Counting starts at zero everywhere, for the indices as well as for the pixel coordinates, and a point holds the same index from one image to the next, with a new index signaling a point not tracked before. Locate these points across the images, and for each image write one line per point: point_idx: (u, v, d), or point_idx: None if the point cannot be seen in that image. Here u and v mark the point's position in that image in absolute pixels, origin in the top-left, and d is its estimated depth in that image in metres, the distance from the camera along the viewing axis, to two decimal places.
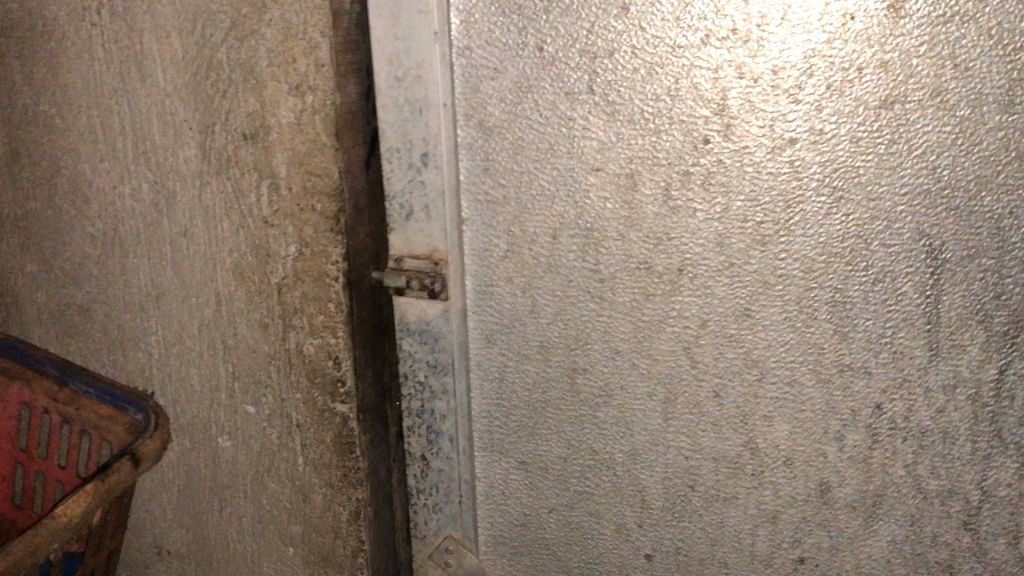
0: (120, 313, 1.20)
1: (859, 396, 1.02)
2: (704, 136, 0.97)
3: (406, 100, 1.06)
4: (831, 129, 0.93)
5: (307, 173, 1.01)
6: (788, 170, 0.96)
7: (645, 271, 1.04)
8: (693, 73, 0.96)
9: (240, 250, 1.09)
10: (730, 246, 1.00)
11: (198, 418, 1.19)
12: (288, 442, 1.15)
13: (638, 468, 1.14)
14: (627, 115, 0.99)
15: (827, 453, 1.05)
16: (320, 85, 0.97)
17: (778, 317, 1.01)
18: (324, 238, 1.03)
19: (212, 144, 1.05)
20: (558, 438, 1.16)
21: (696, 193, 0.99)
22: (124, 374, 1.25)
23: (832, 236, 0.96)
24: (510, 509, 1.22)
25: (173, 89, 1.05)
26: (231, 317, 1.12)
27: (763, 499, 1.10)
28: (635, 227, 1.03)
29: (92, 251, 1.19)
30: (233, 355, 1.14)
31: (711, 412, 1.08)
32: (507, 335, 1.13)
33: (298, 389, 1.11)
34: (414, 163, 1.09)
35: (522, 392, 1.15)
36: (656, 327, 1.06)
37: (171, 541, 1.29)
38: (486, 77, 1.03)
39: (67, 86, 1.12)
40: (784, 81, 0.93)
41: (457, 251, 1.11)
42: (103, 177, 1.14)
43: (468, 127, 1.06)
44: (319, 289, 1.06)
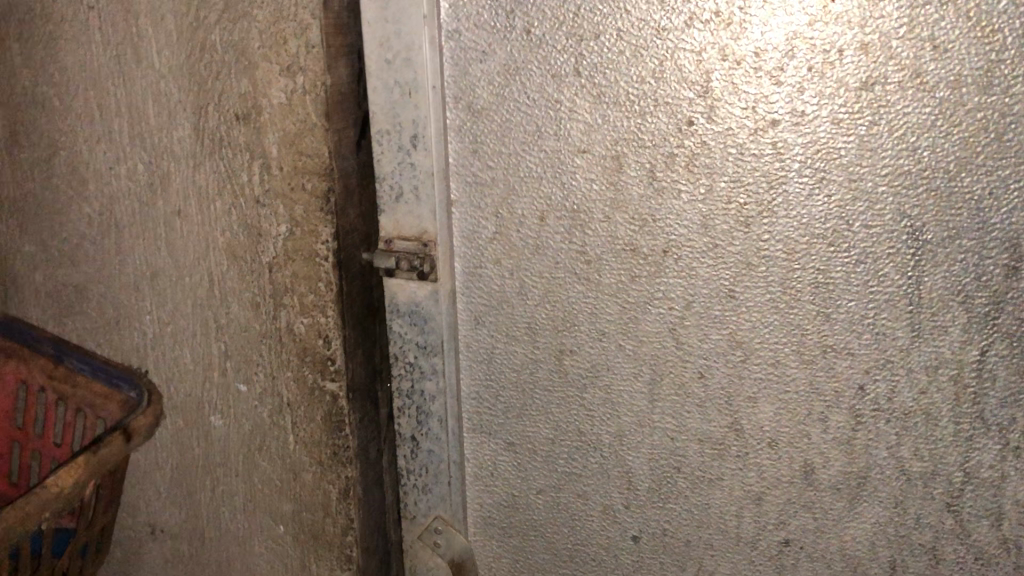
0: (116, 293, 1.22)
1: (842, 376, 1.03)
2: (688, 118, 0.99)
3: (396, 82, 1.08)
4: (813, 110, 0.95)
5: (297, 153, 1.03)
6: (771, 152, 0.97)
7: (630, 252, 1.06)
8: (677, 56, 0.97)
9: (232, 230, 1.10)
10: (714, 228, 1.02)
11: (191, 397, 1.21)
12: (279, 421, 1.16)
13: (625, 449, 1.15)
14: (613, 97, 1.01)
15: (812, 433, 1.07)
16: (311, 66, 0.99)
17: (761, 298, 1.03)
18: (315, 217, 1.05)
19: (206, 124, 1.07)
20: (546, 420, 1.17)
21: (680, 174, 1.01)
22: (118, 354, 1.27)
23: (815, 217, 0.98)
24: (499, 491, 1.23)
25: (168, 71, 1.07)
26: (224, 297, 1.14)
27: (748, 481, 1.11)
28: (621, 209, 1.04)
29: (89, 232, 1.21)
30: (225, 334, 1.16)
31: (696, 393, 1.09)
32: (495, 317, 1.14)
33: (289, 368, 1.13)
34: (404, 145, 1.10)
35: (511, 373, 1.16)
36: (641, 309, 1.07)
37: (164, 520, 1.30)
38: (475, 60, 1.05)
39: (65, 68, 1.14)
40: (766, 62, 0.95)
41: (446, 232, 1.12)
42: (100, 158, 1.16)
43: (458, 110, 1.08)
44: (309, 268, 1.07)
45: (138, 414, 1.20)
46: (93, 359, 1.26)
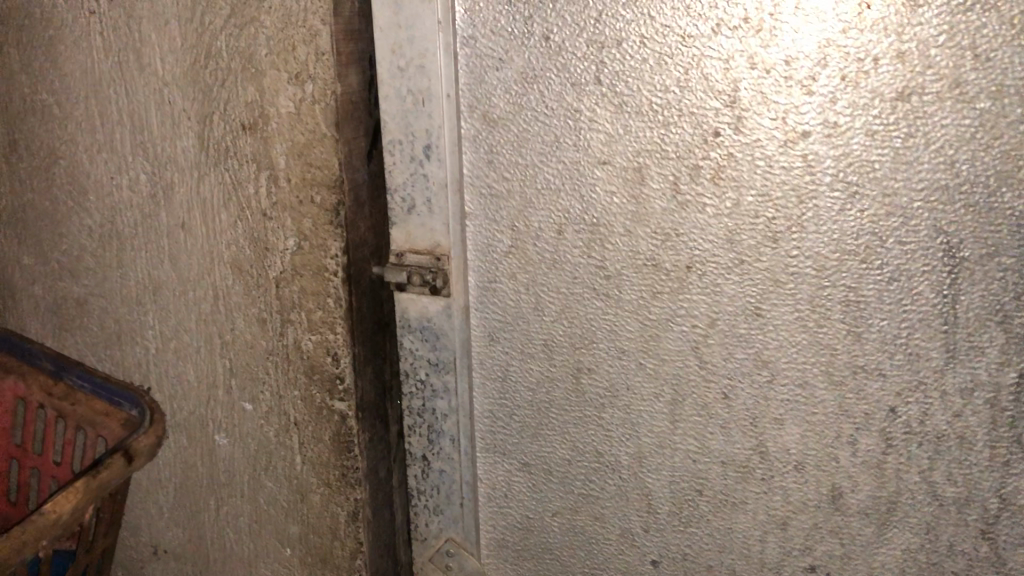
0: (118, 307, 1.18)
1: (873, 398, 0.99)
2: (714, 129, 0.95)
3: (408, 90, 1.04)
4: (847, 122, 0.90)
5: (306, 164, 0.99)
6: (801, 164, 0.93)
7: (652, 268, 1.01)
8: (703, 64, 0.93)
9: (238, 243, 1.06)
10: (741, 243, 0.97)
11: (194, 415, 1.17)
12: (286, 441, 1.12)
13: (644, 471, 1.10)
14: (635, 107, 0.97)
15: (840, 457, 1.02)
16: (321, 74, 0.95)
17: (789, 316, 0.99)
18: (324, 231, 1.00)
19: (210, 133, 1.03)
20: (562, 440, 1.12)
21: (706, 186, 0.97)
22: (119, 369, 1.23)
23: (846, 233, 0.94)
24: (513, 512, 1.19)
25: (172, 78, 1.03)
26: (229, 312, 1.10)
27: (773, 504, 1.07)
28: (643, 223, 1.00)
29: (89, 243, 1.17)
30: (230, 350, 1.12)
31: (720, 414, 1.05)
32: (510, 333, 1.10)
33: (296, 386, 1.09)
34: (417, 155, 1.06)
35: (526, 391, 1.12)
36: (663, 326, 1.03)
37: (167, 539, 1.27)
38: (491, 67, 1.00)
39: (65, 74, 1.11)
40: (797, 71, 0.90)
41: (460, 246, 1.08)
42: (101, 168, 1.13)
43: (473, 119, 1.03)
44: (318, 283, 1.03)
45: (138, 434, 1.15)
46: (93, 375, 1.22)
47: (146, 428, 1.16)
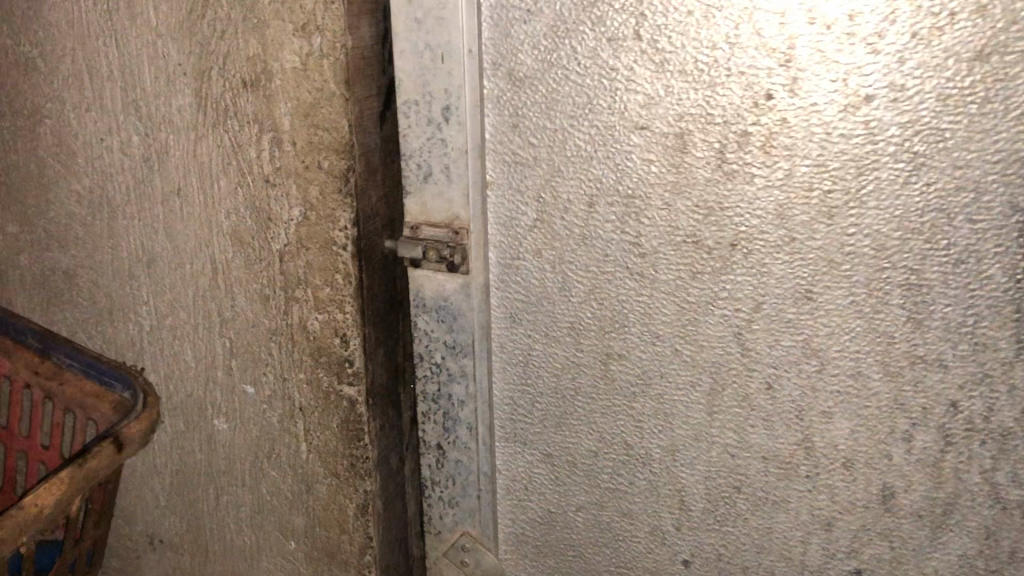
0: (110, 280, 1.10)
1: (932, 392, 0.90)
2: (766, 91, 0.85)
3: (426, 45, 0.94)
4: (916, 85, 0.81)
5: (313, 126, 0.90)
6: (862, 132, 0.83)
7: (692, 245, 0.92)
8: (755, 18, 0.83)
9: (239, 213, 0.98)
10: (793, 218, 0.88)
11: (192, 398, 1.09)
12: (290, 427, 1.04)
13: (678, 466, 1.02)
14: (679, 65, 0.87)
15: (893, 454, 0.94)
16: (329, 25, 0.85)
17: (843, 300, 0.90)
18: (332, 200, 0.91)
19: (208, 91, 0.94)
20: (588, 430, 1.04)
21: (755, 155, 0.87)
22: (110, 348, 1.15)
23: (910, 209, 0.84)
24: (534, 506, 1.11)
25: (166, 29, 0.94)
26: (229, 288, 1.02)
27: (817, 504, 0.98)
28: (683, 194, 0.91)
29: (78, 211, 1.09)
30: (230, 329, 1.03)
31: (762, 405, 0.96)
32: (534, 315, 1.01)
33: (301, 369, 1.00)
34: (434, 118, 0.97)
35: (549, 378, 1.03)
36: (703, 310, 0.94)
37: (164, 528, 1.19)
38: (519, 20, 0.90)
39: (49, 25, 1.01)
40: (861, 28, 0.81)
41: (480, 220, 0.99)
42: (90, 129, 1.04)
43: (497, 78, 0.93)
44: (325, 258, 0.94)
45: (130, 420, 1.04)
46: (82, 355, 1.13)
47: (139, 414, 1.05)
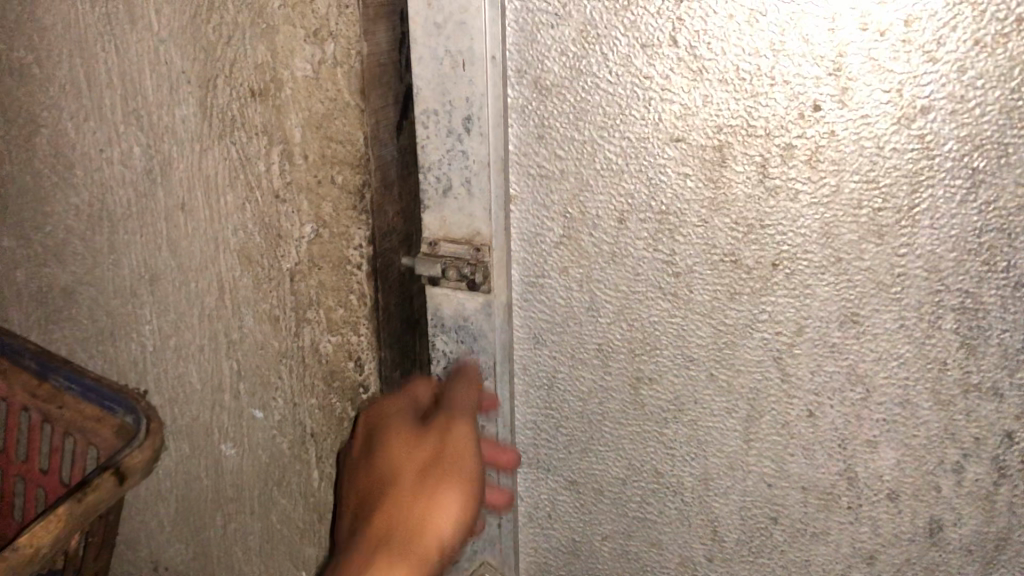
0: (111, 297, 1.05)
1: (986, 422, 0.84)
2: (813, 102, 0.79)
3: (446, 50, 0.87)
4: (978, 96, 0.74)
5: (326, 138, 0.84)
6: (917, 146, 0.77)
7: (730, 263, 0.86)
8: (802, 22, 0.77)
9: (246, 230, 0.92)
10: (840, 238, 0.82)
11: (198, 421, 1.04)
12: (301, 454, 0.99)
13: (710, 495, 0.96)
14: (718, 72, 0.81)
15: (942, 486, 0.88)
16: (343, 31, 0.80)
17: (892, 324, 0.84)
18: (346, 217, 0.86)
19: (213, 100, 0.88)
20: (616, 457, 0.98)
21: (800, 171, 0.81)
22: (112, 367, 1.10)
23: (968, 229, 0.78)
24: (557, 535, 1.05)
25: (169, 35, 0.88)
26: (236, 308, 0.96)
27: (859, 536, 0.93)
28: (721, 211, 0.85)
29: (78, 225, 1.03)
30: (238, 351, 0.98)
31: (802, 433, 0.90)
32: (560, 336, 0.96)
33: (313, 394, 0.95)
34: (454, 129, 0.90)
35: (575, 402, 0.98)
36: (741, 333, 0.88)
37: (170, 553, 1.14)
38: (546, 24, 0.85)
39: (45, 29, 0.96)
40: (918, 34, 0.74)
41: (503, 236, 0.93)
42: (89, 139, 0.98)
43: (522, 86, 0.88)
44: (339, 279, 0.89)
45: (133, 448, 1.00)
46: (82, 377, 1.09)
47: (143, 441, 1.01)
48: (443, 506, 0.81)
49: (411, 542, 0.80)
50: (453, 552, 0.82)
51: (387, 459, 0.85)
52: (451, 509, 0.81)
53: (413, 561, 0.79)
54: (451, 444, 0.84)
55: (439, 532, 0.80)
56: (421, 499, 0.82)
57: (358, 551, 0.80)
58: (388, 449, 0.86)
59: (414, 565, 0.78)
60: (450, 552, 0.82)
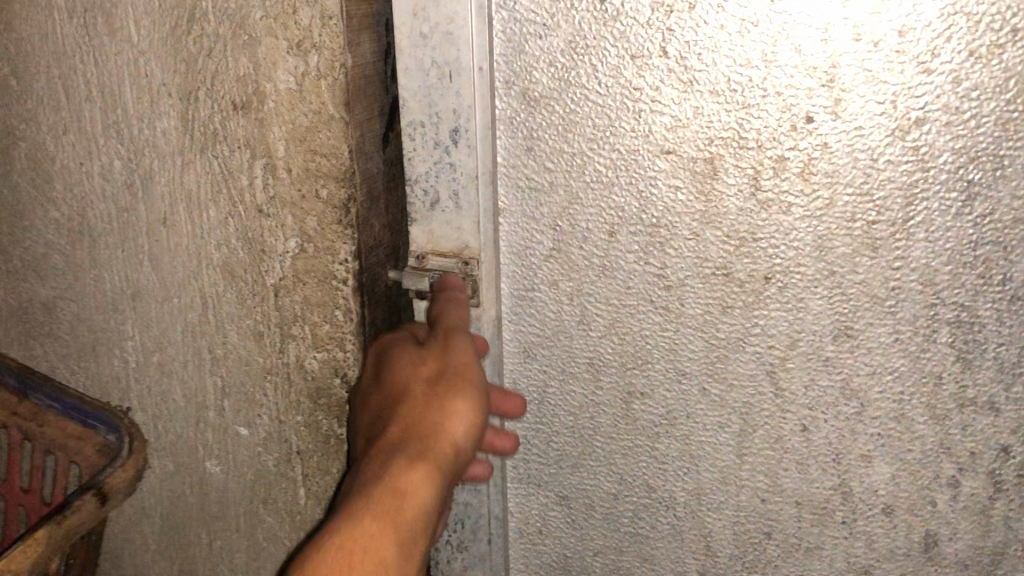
0: (93, 312, 1.03)
1: (982, 436, 0.83)
2: (806, 113, 0.77)
3: (433, 61, 0.85)
4: (973, 108, 0.73)
5: (310, 152, 0.83)
6: (911, 158, 0.76)
7: (722, 277, 0.85)
8: (794, 33, 0.76)
9: (230, 244, 0.91)
10: (833, 251, 0.81)
11: (182, 439, 1.03)
12: (286, 472, 0.98)
13: (703, 509, 0.95)
14: (709, 84, 0.79)
15: (937, 501, 0.87)
16: (328, 44, 0.79)
17: (887, 338, 0.82)
18: (331, 233, 0.85)
19: (195, 113, 0.87)
20: (608, 472, 0.97)
21: (793, 183, 0.80)
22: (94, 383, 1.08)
23: (962, 242, 0.77)
24: (548, 550, 1.04)
25: (149, 46, 0.86)
26: (220, 325, 0.95)
27: (853, 551, 0.91)
28: (713, 225, 0.83)
29: (58, 239, 1.02)
30: (222, 366, 0.97)
31: (796, 448, 0.89)
32: (550, 350, 0.94)
33: (299, 411, 0.95)
34: (441, 141, 0.88)
35: (565, 417, 0.96)
36: (734, 347, 0.87)
37: (155, 571, 1.13)
38: (534, 34, 0.83)
39: (22, 41, 0.94)
40: (912, 45, 0.73)
41: (492, 248, 0.91)
42: (69, 152, 0.97)
43: (509, 97, 0.86)
44: (324, 294, 0.88)
45: (114, 469, 1.01)
46: (65, 395, 1.08)
47: (122, 462, 1.01)
48: (455, 409, 0.80)
49: (425, 441, 0.79)
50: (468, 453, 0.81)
51: (397, 371, 0.84)
52: (463, 412, 0.80)
53: (431, 462, 0.78)
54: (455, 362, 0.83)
55: (453, 432, 0.79)
56: (432, 404, 0.81)
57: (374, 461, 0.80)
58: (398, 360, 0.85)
59: (431, 467, 0.78)
60: (467, 451, 0.81)
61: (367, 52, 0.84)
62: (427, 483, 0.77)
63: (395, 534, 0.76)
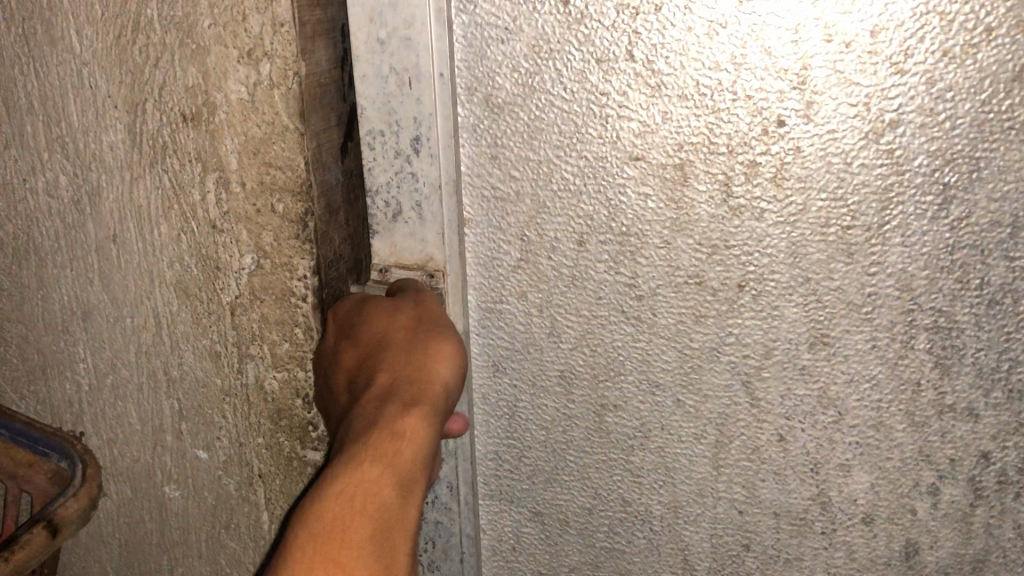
0: (43, 334, 0.99)
1: (962, 443, 0.81)
2: (777, 117, 0.75)
3: (392, 68, 0.82)
4: (948, 109, 0.71)
5: (264, 164, 0.81)
6: (886, 162, 0.74)
7: (695, 286, 0.83)
8: (764, 34, 0.73)
9: (183, 262, 0.88)
10: (808, 257, 0.79)
11: (139, 463, 1.01)
12: (248, 496, 0.96)
13: (680, 522, 0.93)
14: (677, 88, 0.77)
15: (918, 509, 0.85)
16: (280, 51, 0.76)
17: (864, 345, 0.80)
18: (288, 248, 0.84)
19: (142, 125, 0.84)
20: (583, 487, 0.94)
21: (765, 188, 0.77)
22: (45, 407, 1.04)
23: (939, 247, 0.75)
24: (523, 567, 1.01)
25: (92, 56, 0.83)
26: (175, 345, 0.92)
27: (833, 562, 0.89)
28: (685, 232, 0.81)
29: (3, 259, 0.97)
30: (178, 389, 0.94)
31: (773, 458, 0.87)
32: (520, 363, 0.91)
33: (259, 433, 0.93)
34: (403, 150, 0.85)
35: (538, 431, 0.94)
36: (708, 357, 0.85)
37: None
38: (496, 39, 0.80)
39: None
40: (884, 46, 0.71)
41: (457, 260, 0.88)
42: (12, 168, 0.93)
43: (472, 104, 0.83)
44: (283, 312, 0.87)
45: (65, 498, 0.93)
46: (11, 422, 0.99)
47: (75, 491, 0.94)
48: (439, 351, 0.79)
49: (416, 385, 0.77)
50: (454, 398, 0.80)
51: (370, 329, 0.82)
52: (449, 356, 0.80)
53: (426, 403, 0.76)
54: (429, 314, 0.83)
55: (441, 374, 0.78)
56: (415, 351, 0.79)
57: (360, 412, 0.76)
58: (369, 318, 0.83)
59: (425, 407, 0.75)
60: (452, 397, 0.80)
61: (322, 60, 0.81)
62: (424, 421, 0.74)
63: (395, 476, 0.72)
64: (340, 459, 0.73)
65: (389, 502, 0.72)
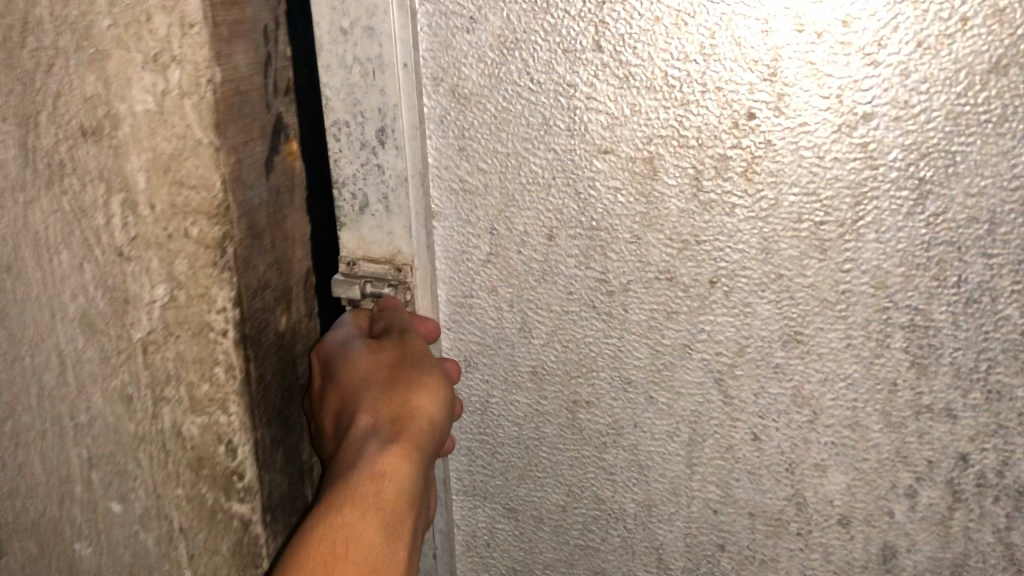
0: None
1: (939, 444, 0.79)
2: (748, 110, 0.73)
3: (355, 59, 0.81)
4: (922, 102, 0.69)
5: (176, 184, 0.80)
6: (861, 155, 0.72)
7: (666, 282, 0.81)
8: (733, 24, 0.71)
9: (84, 292, 0.83)
10: (780, 253, 0.77)
11: (45, 516, 0.93)
12: (168, 553, 0.91)
13: (654, 522, 0.91)
14: (646, 80, 0.75)
15: (895, 511, 0.83)
16: (191, 56, 0.76)
17: (837, 343, 0.78)
18: (204, 276, 0.83)
19: (36, 141, 0.79)
20: (555, 484, 0.93)
21: (736, 183, 0.76)
22: None
23: (915, 242, 0.73)
24: (496, 564, 1.00)
25: None
26: (81, 386, 0.87)
27: (811, 563, 0.87)
28: (655, 227, 0.79)
29: None
30: (86, 436, 0.89)
31: (748, 457, 0.85)
32: (491, 359, 0.90)
33: (178, 483, 0.90)
34: (368, 142, 0.84)
35: (510, 427, 0.92)
36: (680, 354, 0.83)
37: None
38: (461, 29, 0.79)
39: None
40: (857, 36, 0.69)
41: (427, 254, 0.87)
42: None
43: (438, 96, 0.82)
44: (200, 348, 0.85)
45: None
46: None
47: None
48: (421, 388, 0.79)
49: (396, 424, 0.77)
50: (439, 432, 0.80)
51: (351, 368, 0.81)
52: (431, 390, 0.79)
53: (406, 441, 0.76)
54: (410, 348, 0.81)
55: (422, 411, 0.78)
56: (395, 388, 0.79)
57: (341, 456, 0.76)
58: (347, 361, 0.82)
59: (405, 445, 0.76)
60: (439, 430, 0.79)
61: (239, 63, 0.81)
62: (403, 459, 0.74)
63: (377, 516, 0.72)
64: (320, 505, 0.73)
65: (374, 543, 0.72)
